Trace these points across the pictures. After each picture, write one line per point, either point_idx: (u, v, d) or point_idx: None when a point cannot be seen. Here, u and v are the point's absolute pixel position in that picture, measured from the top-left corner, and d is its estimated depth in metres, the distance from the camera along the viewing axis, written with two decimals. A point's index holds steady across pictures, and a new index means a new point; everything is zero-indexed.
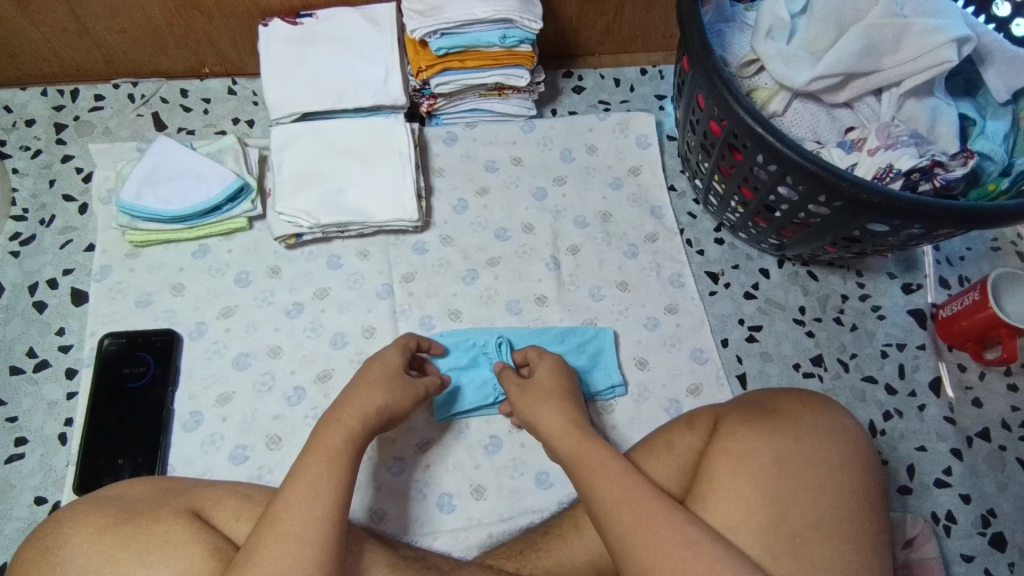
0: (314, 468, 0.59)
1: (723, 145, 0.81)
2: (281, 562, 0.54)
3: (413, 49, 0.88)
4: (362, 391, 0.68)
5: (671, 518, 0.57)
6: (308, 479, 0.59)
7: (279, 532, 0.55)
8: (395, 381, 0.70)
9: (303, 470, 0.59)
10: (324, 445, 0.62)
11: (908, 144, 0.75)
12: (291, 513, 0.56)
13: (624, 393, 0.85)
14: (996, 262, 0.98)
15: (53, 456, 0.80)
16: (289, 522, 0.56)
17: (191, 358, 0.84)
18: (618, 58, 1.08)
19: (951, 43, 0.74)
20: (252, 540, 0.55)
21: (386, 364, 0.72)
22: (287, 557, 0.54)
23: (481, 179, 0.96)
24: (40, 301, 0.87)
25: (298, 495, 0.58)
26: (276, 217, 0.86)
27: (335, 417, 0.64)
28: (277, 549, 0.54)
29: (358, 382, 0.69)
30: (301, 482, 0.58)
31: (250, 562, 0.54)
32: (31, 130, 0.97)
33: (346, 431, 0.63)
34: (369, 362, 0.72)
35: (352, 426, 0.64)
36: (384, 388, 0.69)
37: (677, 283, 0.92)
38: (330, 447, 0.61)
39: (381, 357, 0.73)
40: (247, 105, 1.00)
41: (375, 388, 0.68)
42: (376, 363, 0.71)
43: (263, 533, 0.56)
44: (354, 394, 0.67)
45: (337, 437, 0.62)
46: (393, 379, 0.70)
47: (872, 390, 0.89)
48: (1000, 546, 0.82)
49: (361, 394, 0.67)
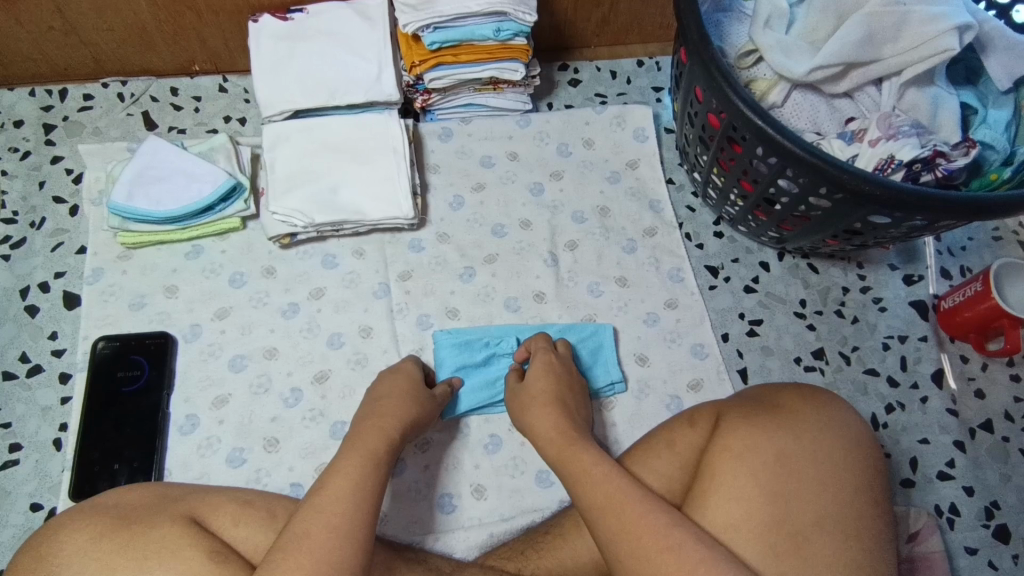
0: (354, 466, 0.60)
1: (722, 138, 0.80)
2: (334, 551, 0.53)
3: (406, 43, 0.86)
4: (388, 402, 0.70)
5: (655, 522, 0.56)
6: (351, 475, 0.59)
7: (326, 523, 0.55)
8: (419, 393, 0.73)
9: (345, 467, 0.60)
10: (364, 446, 0.63)
11: (909, 135, 0.74)
12: (337, 506, 0.56)
13: (624, 389, 0.84)
14: (997, 252, 0.97)
15: (48, 462, 0.79)
16: (337, 515, 0.55)
17: (185, 361, 0.83)
18: (614, 51, 1.07)
19: (953, 31, 0.73)
20: (296, 529, 0.54)
21: (409, 376, 0.75)
22: (335, 546, 0.53)
23: (477, 174, 0.95)
24: (32, 305, 0.86)
25: (342, 490, 0.57)
26: (270, 216, 0.85)
27: (374, 422, 0.67)
28: (324, 536, 0.54)
29: (382, 397, 0.72)
30: (344, 479, 0.58)
31: (302, 542, 0.53)
32: (19, 132, 0.95)
33: (384, 435, 0.65)
34: (388, 377, 0.75)
35: (388, 429, 0.66)
36: (409, 398, 0.72)
37: (677, 278, 0.91)
38: (371, 448, 0.63)
39: (400, 371, 0.76)
40: (238, 103, 0.99)
41: (400, 397, 0.71)
42: (398, 376, 0.75)
43: (311, 521, 0.55)
44: (382, 403, 0.70)
45: (378, 441, 0.64)
46: (416, 390, 0.73)
47: (874, 383, 0.89)
48: (1004, 538, 0.82)
49: (390, 404, 0.70)
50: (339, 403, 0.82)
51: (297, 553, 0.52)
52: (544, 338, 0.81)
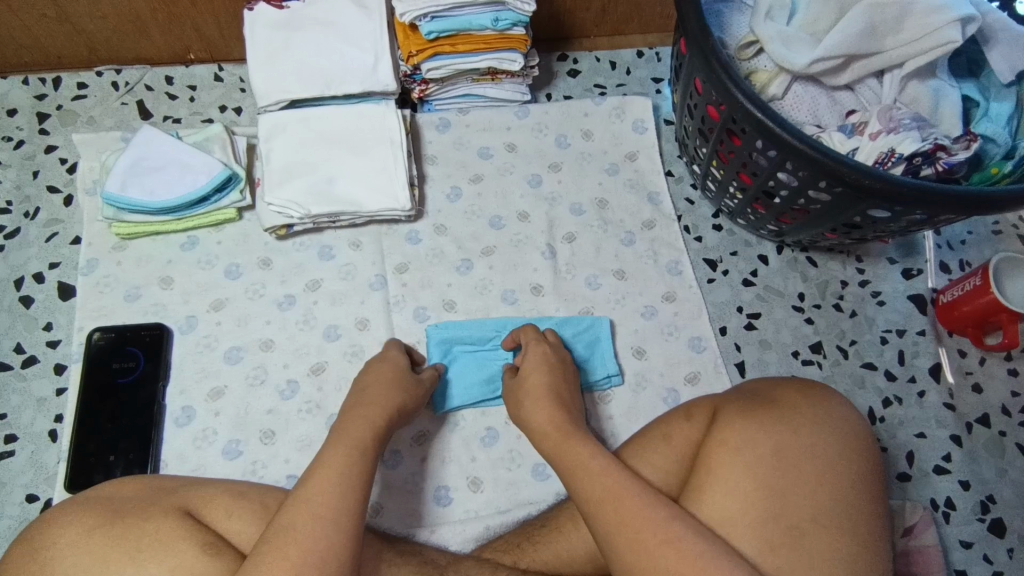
0: (341, 456, 0.60)
1: (721, 130, 0.79)
2: (322, 544, 0.53)
3: (404, 32, 0.86)
4: (376, 392, 0.69)
5: (655, 515, 0.56)
6: (335, 465, 0.59)
7: (312, 513, 0.55)
8: (405, 381, 0.73)
9: (331, 458, 0.59)
10: (351, 436, 0.62)
11: (910, 128, 0.73)
12: (325, 496, 0.56)
13: (621, 382, 0.84)
14: (997, 246, 0.97)
15: (44, 453, 0.79)
16: (324, 504, 0.55)
17: (181, 353, 0.82)
18: (614, 41, 1.06)
19: (956, 23, 0.72)
20: (283, 521, 0.54)
21: (394, 364, 0.74)
22: (325, 539, 0.53)
23: (474, 166, 0.94)
24: (27, 295, 0.86)
25: (331, 482, 0.57)
26: (266, 207, 0.84)
27: (361, 413, 0.66)
28: (313, 529, 0.54)
29: (367, 385, 0.71)
30: (331, 469, 0.58)
31: (287, 533, 0.53)
32: (12, 120, 0.94)
33: (371, 426, 0.64)
34: (371, 368, 0.73)
35: (374, 421, 0.65)
36: (395, 385, 0.71)
37: (675, 271, 0.91)
38: (358, 438, 0.62)
39: (385, 360, 0.75)
40: (234, 93, 0.98)
41: (387, 385, 0.71)
42: (382, 364, 0.74)
43: (300, 512, 0.55)
44: (368, 393, 0.69)
45: (363, 430, 0.63)
46: (403, 379, 0.73)
47: (871, 376, 0.89)
48: (999, 532, 0.82)
49: (376, 392, 0.69)
50: (336, 394, 0.82)
51: (284, 544, 0.53)
52: (534, 330, 0.79)
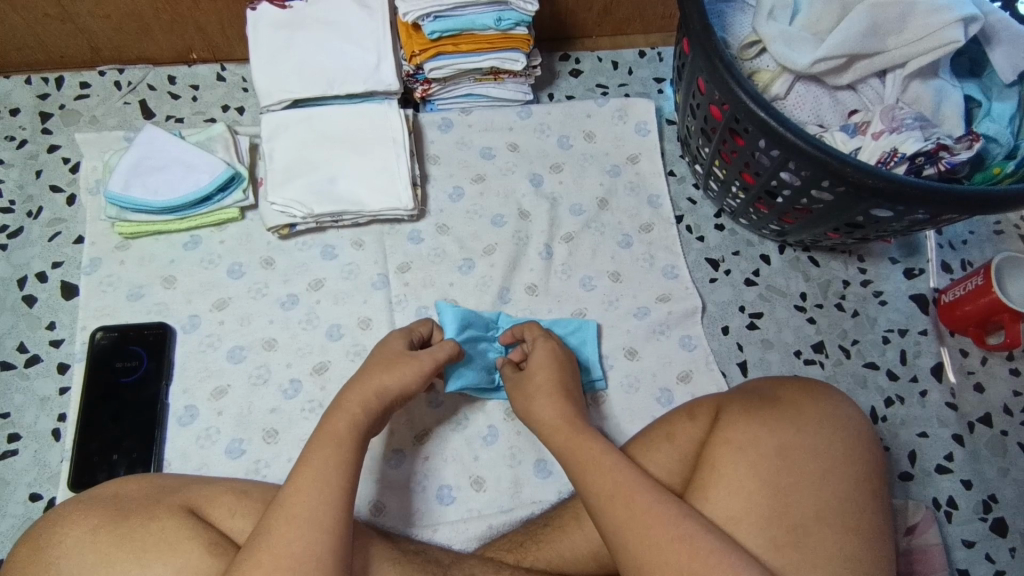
0: (319, 454, 0.59)
1: (724, 130, 0.79)
2: (299, 548, 0.53)
3: (407, 32, 0.86)
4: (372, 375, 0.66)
5: (664, 512, 0.56)
6: (314, 463, 0.58)
7: (289, 516, 0.55)
8: (408, 362, 0.67)
9: (310, 456, 0.59)
10: (330, 430, 0.61)
11: (913, 128, 0.73)
12: (303, 498, 0.56)
13: (605, 386, 0.84)
14: (999, 245, 0.97)
15: (47, 452, 0.79)
16: (300, 506, 0.55)
17: (184, 352, 0.83)
18: (616, 41, 1.06)
19: (958, 23, 0.72)
20: (263, 524, 0.55)
21: (392, 348, 0.69)
22: (299, 542, 0.53)
23: (477, 166, 0.94)
24: (29, 295, 0.86)
25: (306, 481, 0.57)
26: (269, 207, 0.84)
27: (348, 401, 0.63)
28: (287, 533, 0.54)
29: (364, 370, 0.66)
30: (309, 468, 0.58)
31: (261, 542, 0.54)
32: (15, 120, 0.94)
33: (349, 415, 0.62)
34: (376, 351, 0.69)
35: (361, 413, 0.63)
36: (393, 368, 0.66)
37: (671, 274, 0.91)
38: (335, 432, 0.61)
39: (386, 345, 0.69)
40: (237, 93, 0.98)
41: (387, 370, 0.66)
42: (381, 349, 0.69)
43: (277, 516, 0.55)
44: (366, 380, 0.65)
45: (339, 422, 0.62)
46: (402, 360, 0.67)
47: (873, 376, 0.89)
48: (1002, 531, 0.82)
49: (375, 377, 0.65)
50: None
51: (260, 553, 0.53)
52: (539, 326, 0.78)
